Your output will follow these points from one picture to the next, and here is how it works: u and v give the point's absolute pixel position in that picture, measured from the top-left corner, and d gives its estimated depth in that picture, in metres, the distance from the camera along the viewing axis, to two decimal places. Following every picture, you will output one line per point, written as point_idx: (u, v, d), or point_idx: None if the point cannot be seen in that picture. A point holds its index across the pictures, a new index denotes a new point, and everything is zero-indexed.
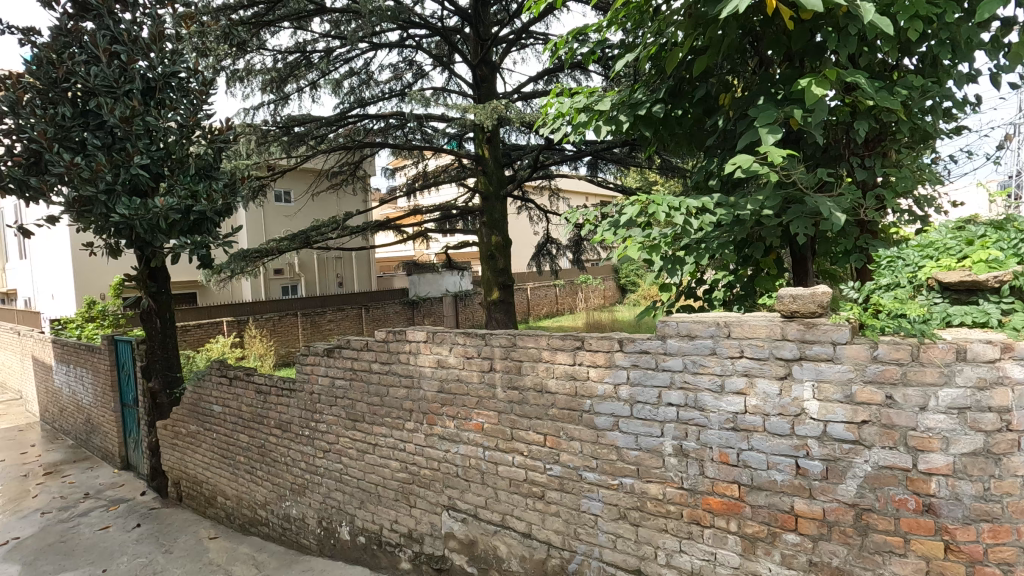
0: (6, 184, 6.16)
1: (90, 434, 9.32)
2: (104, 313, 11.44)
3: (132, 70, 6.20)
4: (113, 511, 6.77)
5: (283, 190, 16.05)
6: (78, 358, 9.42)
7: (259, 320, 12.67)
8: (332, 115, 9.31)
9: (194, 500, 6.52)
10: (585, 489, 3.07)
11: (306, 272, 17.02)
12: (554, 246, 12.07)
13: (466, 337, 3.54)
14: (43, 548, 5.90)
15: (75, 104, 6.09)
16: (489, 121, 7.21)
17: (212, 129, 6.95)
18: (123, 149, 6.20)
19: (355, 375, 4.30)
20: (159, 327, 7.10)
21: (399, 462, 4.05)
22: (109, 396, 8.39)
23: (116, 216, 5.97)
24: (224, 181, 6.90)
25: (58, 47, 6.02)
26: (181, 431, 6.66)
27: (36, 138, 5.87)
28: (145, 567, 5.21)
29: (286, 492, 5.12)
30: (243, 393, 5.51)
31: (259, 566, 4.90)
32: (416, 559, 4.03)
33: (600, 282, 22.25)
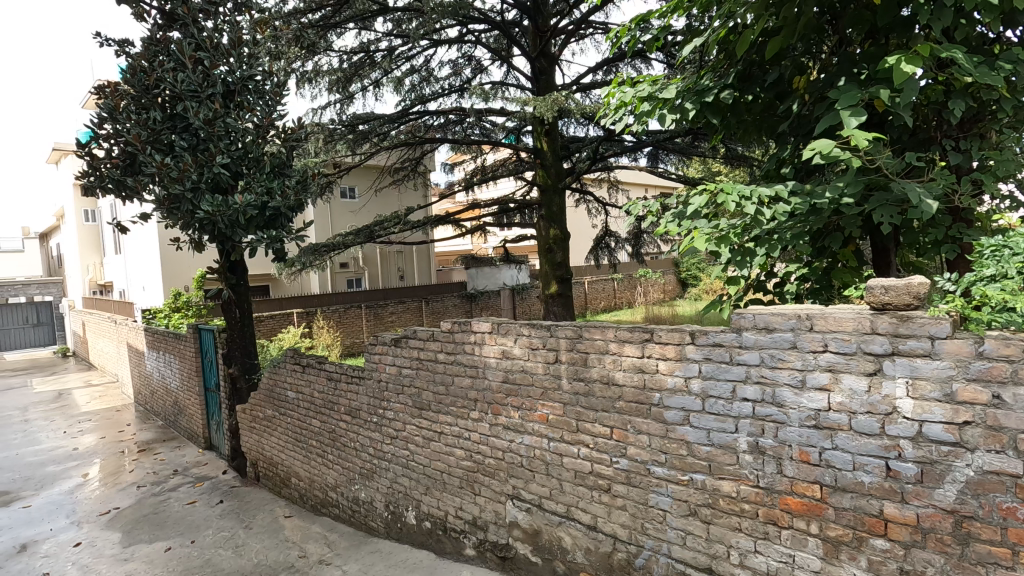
0: (106, 184, 6.71)
1: (178, 415, 10.07)
2: (189, 304, 12.29)
3: (214, 75, 6.59)
4: (199, 487, 7.28)
5: (348, 186, 16.68)
6: (167, 346, 10.17)
7: (325, 312, 13.21)
8: (394, 112, 9.50)
9: (270, 480, 6.91)
10: (653, 484, 3.02)
11: (369, 266, 17.61)
12: (612, 239, 11.88)
13: (531, 328, 3.55)
14: (140, 518, 6.43)
15: (164, 109, 6.53)
16: (549, 113, 7.15)
17: (284, 129, 7.28)
18: (206, 149, 6.60)
19: (420, 364, 4.42)
20: (238, 317, 7.52)
21: (464, 451, 4.13)
22: (194, 380, 9.00)
23: (201, 212, 6.38)
24: (296, 178, 7.25)
25: (149, 55, 6.46)
26: (258, 415, 7.06)
27: (131, 142, 6.35)
28: (228, 541, 5.56)
29: (355, 475, 5.33)
30: (315, 380, 5.77)
31: (331, 545, 5.13)
32: (481, 546, 4.10)
33: (660, 276, 21.75)
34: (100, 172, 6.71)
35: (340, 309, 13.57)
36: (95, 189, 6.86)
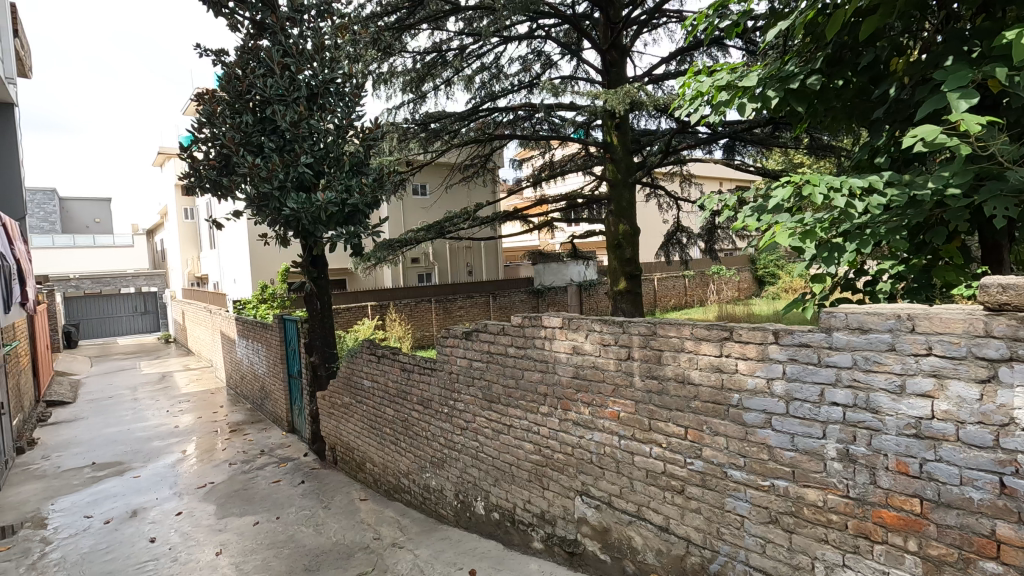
0: (205, 184, 7.28)
1: (264, 400, 10.79)
2: (274, 295, 13.13)
3: (299, 79, 6.96)
4: (283, 468, 7.78)
5: (419, 183, 17.17)
6: (255, 334, 10.90)
7: (397, 306, 13.68)
8: (464, 110, 9.66)
9: (347, 464, 7.26)
10: (730, 487, 2.92)
11: (439, 261, 18.06)
12: (684, 235, 11.50)
13: (603, 324, 3.52)
14: (232, 493, 6.95)
15: (255, 113, 6.97)
16: (621, 106, 7.01)
17: (362, 129, 7.59)
18: (291, 149, 6.99)
19: (491, 357, 4.48)
20: (319, 308, 7.94)
21: (533, 445, 4.15)
22: (279, 367, 9.60)
23: (287, 210, 6.77)
24: (372, 176, 7.55)
25: (242, 63, 6.93)
26: (337, 402, 7.43)
27: (226, 144, 6.85)
28: (309, 519, 5.90)
29: (427, 464, 5.49)
30: (390, 370, 6.00)
31: (403, 530, 5.33)
32: (549, 540, 4.12)
33: (734, 273, 20.85)
34: (199, 173, 7.28)
35: (411, 303, 14.02)
36: (195, 189, 7.46)
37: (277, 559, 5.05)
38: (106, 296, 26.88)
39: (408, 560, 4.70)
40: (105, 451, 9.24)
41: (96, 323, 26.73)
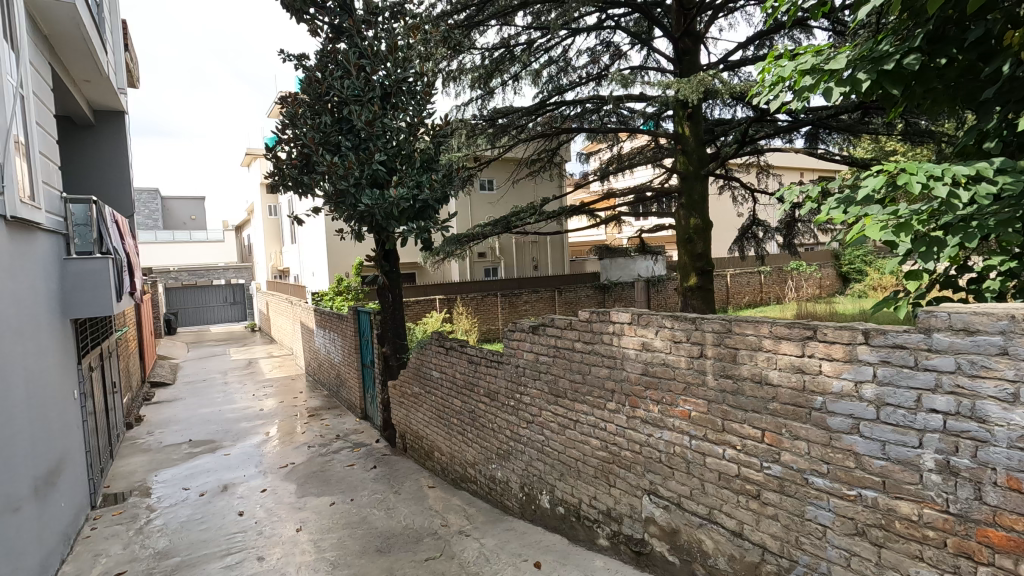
0: (288, 182, 7.71)
1: (339, 387, 11.33)
2: (350, 288, 13.76)
3: (374, 80, 7.20)
4: (357, 452, 8.15)
5: (487, 179, 17.39)
6: (331, 325, 11.46)
7: (464, 299, 13.96)
8: (532, 105, 9.65)
9: (416, 452, 7.50)
10: (811, 495, 2.77)
11: (505, 255, 18.22)
12: (760, 228, 10.95)
13: (674, 320, 3.42)
14: (310, 474, 7.37)
15: (333, 113, 7.28)
16: (694, 95, 6.75)
17: (433, 126, 7.78)
18: (366, 147, 7.26)
19: (558, 352, 4.47)
20: (391, 300, 8.22)
21: (600, 441, 4.11)
22: (353, 356, 10.05)
23: (362, 206, 7.05)
24: (441, 172, 7.72)
25: (321, 66, 7.27)
26: (406, 391, 7.69)
27: (307, 144, 7.23)
28: (381, 503, 6.16)
29: (493, 455, 5.57)
30: (458, 362, 6.13)
31: (470, 518, 5.44)
32: (615, 538, 4.07)
33: (816, 269, 19.63)
34: (282, 172, 7.72)
35: (478, 297, 14.25)
36: (279, 187, 7.92)
37: (351, 539, 5.30)
38: (199, 287, 29.15)
39: (474, 548, 4.79)
40: (200, 429, 10.05)
41: (191, 312, 29.04)
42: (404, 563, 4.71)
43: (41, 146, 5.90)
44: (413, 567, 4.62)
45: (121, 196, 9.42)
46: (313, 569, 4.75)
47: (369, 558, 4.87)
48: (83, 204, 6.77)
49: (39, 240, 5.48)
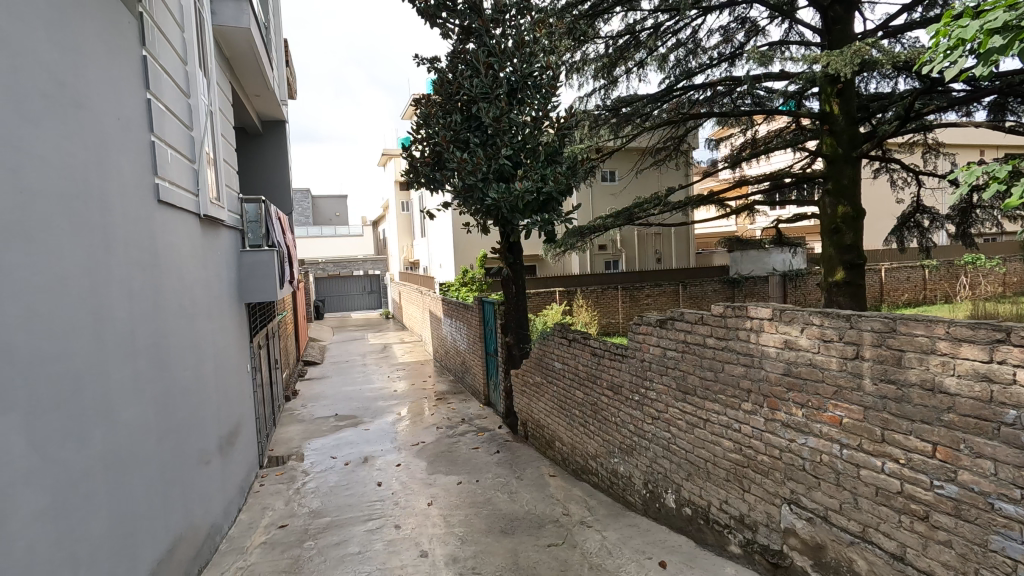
0: (422, 179, 8.22)
1: (464, 373, 11.90)
2: (474, 280, 14.38)
3: (501, 77, 7.38)
4: (481, 436, 8.52)
5: (609, 169, 17.15)
6: (458, 314, 12.04)
7: (584, 292, 13.90)
8: (658, 91, 9.29)
9: (537, 440, 7.65)
10: (997, 523, 2.41)
11: (627, 248, 17.87)
12: (927, 216, 9.56)
13: (824, 317, 3.14)
14: (439, 453, 7.85)
15: (463, 111, 7.61)
16: (847, 68, 6.04)
17: (557, 118, 7.78)
18: (493, 143, 7.47)
19: (687, 348, 4.32)
20: (514, 291, 8.43)
21: (732, 443, 3.90)
22: (478, 344, 10.49)
23: (489, 199, 7.30)
24: (566, 165, 7.72)
25: (452, 68, 7.62)
26: (529, 380, 7.87)
27: (440, 142, 7.64)
28: (504, 486, 6.39)
29: (615, 449, 5.50)
30: (581, 354, 6.14)
31: (591, 510, 5.45)
32: (749, 546, 3.84)
33: (999, 264, 16.69)
34: (417, 170, 8.23)
35: (598, 290, 14.12)
36: (413, 184, 8.47)
37: (477, 518, 5.57)
38: (343, 277, 32.13)
39: (597, 540, 4.80)
40: (344, 405, 11.16)
41: (336, 300, 32.11)
42: (527, 546, 4.85)
43: (225, 155, 6.90)
44: (536, 552, 4.74)
45: (281, 196, 10.68)
46: (443, 542, 5.07)
47: (494, 537, 5.08)
48: (255, 204, 7.80)
49: (223, 235, 6.40)
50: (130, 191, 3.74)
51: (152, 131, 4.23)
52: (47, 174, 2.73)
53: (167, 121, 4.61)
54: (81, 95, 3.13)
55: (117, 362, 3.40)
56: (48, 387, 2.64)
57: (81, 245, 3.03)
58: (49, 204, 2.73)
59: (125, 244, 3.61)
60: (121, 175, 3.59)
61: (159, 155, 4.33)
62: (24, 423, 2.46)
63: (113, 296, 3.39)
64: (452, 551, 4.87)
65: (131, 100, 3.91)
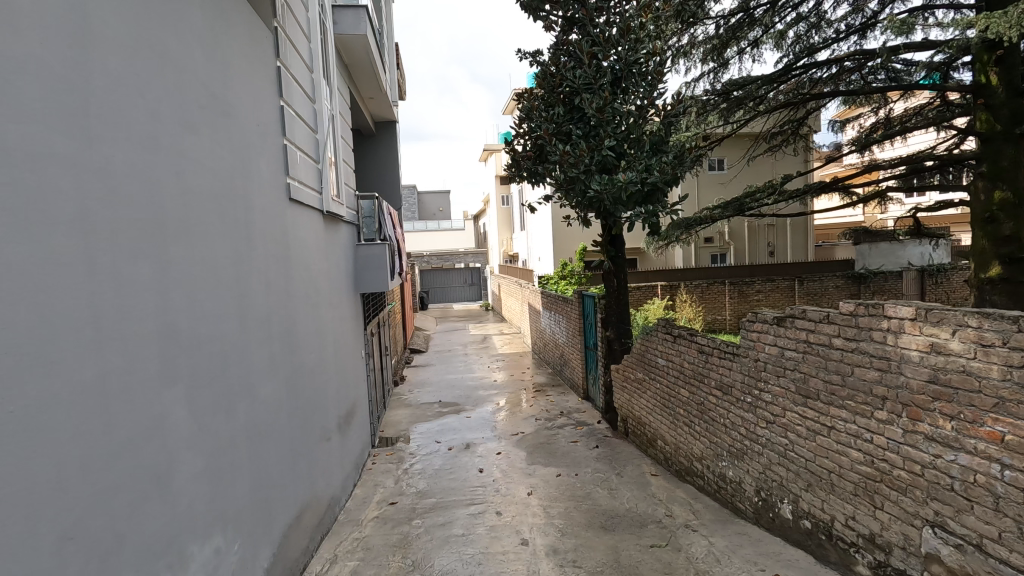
0: (524, 173, 8.29)
1: (563, 366, 11.91)
2: (573, 273, 14.35)
3: (605, 66, 7.23)
4: (580, 430, 8.48)
5: (717, 158, 16.27)
6: (557, 307, 12.06)
7: (689, 286, 13.33)
8: (775, 71, 8.61)
9: (638, 438, 7.47)
10: None
11: (736, 240, 16.87)
12: None
13: (983, 319, 2.74)
14: (538, 444, 7.94)
15: (565, 103, 7.57)
16: (1012, 31, 5.21)
17: (663, 106, 7.48)
18: (596, 134, 7.36)
19: (809, 348, 4.00)
20: (615, 285, 8.27)
21: (861, 454, 3.56)
22: (577, 338, 10.45)
23: (591, 191, 7.17)
24: (672, 154, 7.40)
25: (555, 59, 7.58)
26: (630, 376, 7.71)
27: (542, 136, 7.65)
28: (604, 482, 6.32)
29: (724, 452, 5.23)
30: (687, 351, 5.91)
31: (697, 513, 5.23)
32: (880, 569, 3.48)
33: None
34: (519, 164, 8.29)
35: (703, 285, 13.47)
36: (515, 178, 8.55)
37: (577, 511, 5.56)
38: (446, 269, 33.41)
39: (703, 545, 4.61)
40: (448, 392, 11.63)
41: (439, 292, 33.47)
42: (629, 544, 4.77)
43: (344, 155, 7.41)
44: (638, 551, 4.65)
45: (392, 193, 11.33)
46: (543, 532, 5.13)
47: (595, 532, 5.05)
48: (369, 200, 8.30)
49: (341, 230, 6.89)
50: (267, 190, 4.13)
51: (284, 135, 4.64)
52: (202, 174, 3.08)
53: (296, 125, 5.04)
54: (229, 105, 3.50)
55: (257, 344, 3.79)
56: (204, 363, 3.00)
57: (228, 238, 3.39)
58: (203, 201, 3.07)
59: (263, 238, 4.00)
60: (260, 176, 3.98)
61: (290, 156, 4.75)
62: (186, 395, 2.79)
63: (254, 285, 3.77)
64: (552, 542, 4.92)
65: (268, 107, 4.31)
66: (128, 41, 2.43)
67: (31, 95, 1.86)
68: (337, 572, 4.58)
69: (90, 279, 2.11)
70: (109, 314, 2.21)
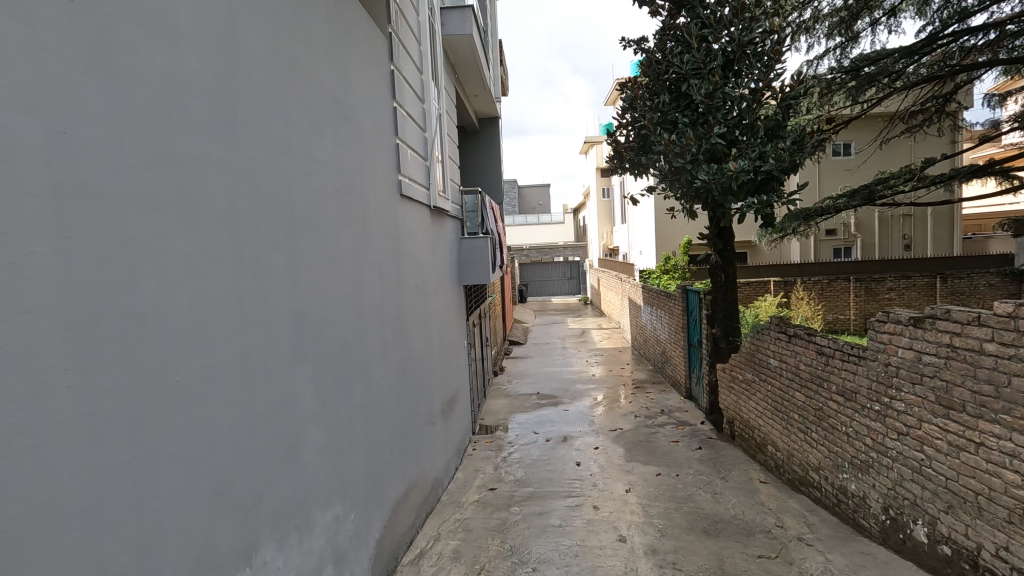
0: (626, 164, 8.09)
1: (664, 363, 11.56)
2: (676, 268, 13.86)
3: (715, 49, 6.84)
4: (682, 430, 8.19)
5: (842, 142, 14.87)
6: (660, 303, 11.71)
7: (806, 282, 12.35)
8: (916, 41, 7.67)
9: (745, 442, 7.06)
10: None
11: (863, 233, 15.31)
12: None
13: None
14: (637, 441, 7.78)
15: (671, 90, 7.30)
16: None
17: (781, 88, 6.93)
18: (705, 122, 7.01)
19: (952, 353, 3.56)
20: (723, 280, 7.86)
21: (1018, 476, 3.11)
22: (680, 335, 10.08)
23: (698, 181, 6.83)
24: (791, 139, 6.82)
25: (660, 46, 7.33)
26: (737, 376, 7.31)
27: (646, 125, 7.42)
28: (707, 485, 6.06)
29: (845, 463, 4.79)
30: (804, 352, 5.50)
31: (812, 527, 4.85)
32: None
33: None
34: (621, 155, 8.11)
35: (823, 281, 12.40)
36: (617, 170, 8.38)
37: (678, 513, 5.39)
38: (545, 263, 33.66)
39: (819, 562, 4.28)
40: (546, 384, 11.76)
41: (538, 285, 33.75)
42: (734, 552, 4.55)
43: (450, 152, 7.71)
44: (744, 560, 4.42)
45: (495, 188, 11.60)
46: (641, 531, 5.03)
47: (697, 536, 4.88)
48: (473, 194, 8.55)
49: (447, 224, 7.20)
50: (382, 188, 4.42)
51: (396, 135, 4.92)
52: (326, 173, 3.35)
53: (408, 125, 5.32)
54: (349, 110, 3.78)
55: (372, 331, 4.08)
56: (328, 346, 3.29)
57: (348, 233, 3.67)
58: (328, 199, 3.36)
59: (378, 232, 4.29)
60: (375, 174, 4.25)
61: (401, 155, 5.04)
62: (312, 376, 3.08)
63: (369, 276, 4.06)
64: (651, 542, 4.81)
65: (383, 109, 4.60)
66: (267, 55, 2.70)
67: (193, 108, 2.13)
68: (441, 550, 4.82)
69: (236, 268, 2.38)
70: (251, 300, 2.49)
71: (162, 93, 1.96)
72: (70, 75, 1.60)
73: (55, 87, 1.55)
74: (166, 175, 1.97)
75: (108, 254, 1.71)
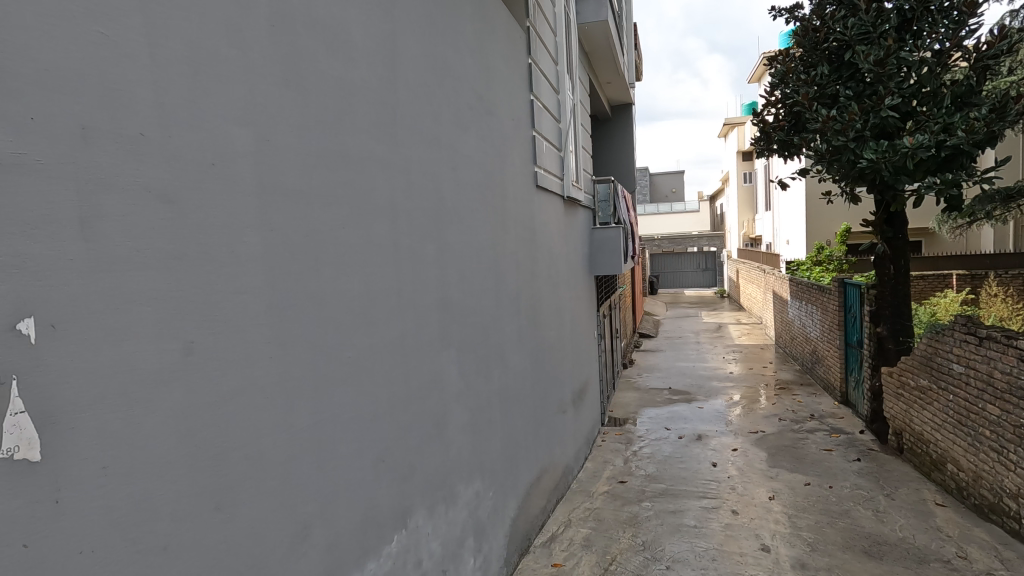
0: (773, 145, 7.36)
1: (814, 364, 10.51)
2: (831, 258, 12.52)
3: (888, 9, 6.01)
4: (836, 438, 7.41)
5: None
6: (811, 296, 10.65)
7: (1002, 277, 10.56)
8: None
9: (917, 458, 6.19)
10: None
11: None
12: None
13: None
14: (782, 446, 7.19)
15: (832, 60, 6.55)
16: None
17: (975, 47, 5.89)
18: (873, 93, 6.20)
19: None
20: (892, 272, 6.93)
21: None
22: (835, 333, 9.09)
23: (864, 161, 6.01)
24: (989, 106, 5.73)
25: (819, 11, 6.58)
26: (908, 382, 6.41)
27: (799, 101, 6.66)
28: (868, 501, 5.43)
29: None
30: (1001, 357, 4.68)
31: (1007, 564, 4.14)
32: None
33: None
34: (769, 135, 7.36)
35: None
36: (762, 153, 7.70)
37: (832, 528, 4.90)
38: (678, 254, 32.26)
39: None
40: (678, 380, 11.31)
41: (670, 277, 32.44)
42: None
43: (583, 142, 7.68)
44: None
45: (627, 176, 11.34)
46: (788, 543, 4.66)
47: (855, 556, 4.40)
48: (605, 183, 8.42)
49: (580, 215, 7.20)
50: (519, 179, 4.54)
51: (533, 128, 5.01)
52: (471, 168, 3.52)
53: (544, 117, 5.40)
54: (490, 105, 3.93)
55: (509, 318, 4.23)
56: (471, 331, 3.49)
57: (489, 223, 3.83)
58: (472, 192, 3.54)
59: (515, 222, 4.42)
60: (513, 166, 4.38)
61: (538, 147, 5.13)
62: (456, 358, 3.28)
63: (507, 264, 4.21)
64: (800, 555, 4.44)
65: (521, 103, 4.72)
66: (421, 59, 2.90)
67: (361, 112, 2.36)
68: (572, 536, 4.89)
69: (395, 257, 2.60)
70: (407, 287, 2.71)
71: (338, 101, 2.20)
72: (271, 90, 1.86)
73: (260, 103, 1.81)
74: (340, 174, 2.21)
75: (299, 244, 1.97)
